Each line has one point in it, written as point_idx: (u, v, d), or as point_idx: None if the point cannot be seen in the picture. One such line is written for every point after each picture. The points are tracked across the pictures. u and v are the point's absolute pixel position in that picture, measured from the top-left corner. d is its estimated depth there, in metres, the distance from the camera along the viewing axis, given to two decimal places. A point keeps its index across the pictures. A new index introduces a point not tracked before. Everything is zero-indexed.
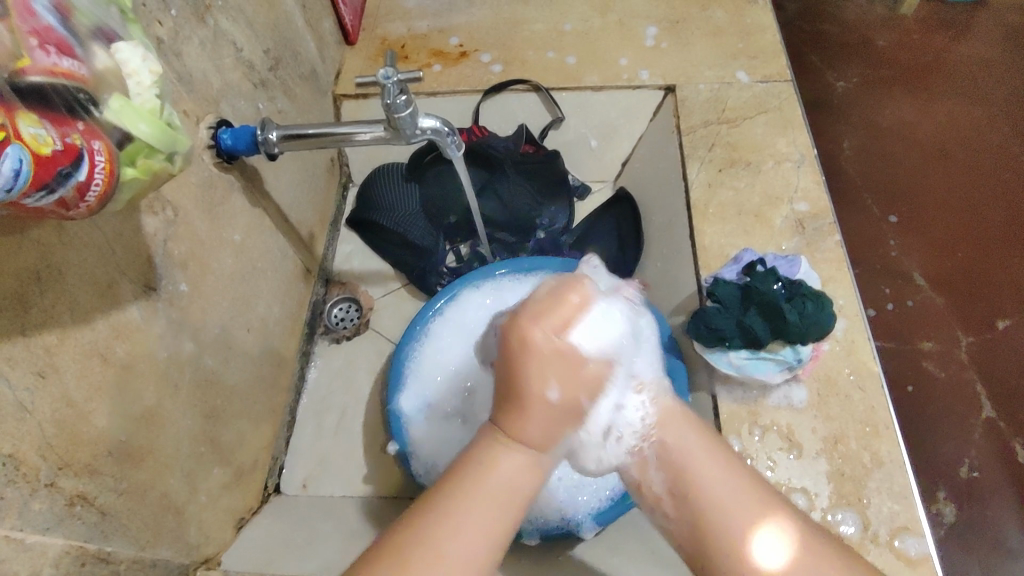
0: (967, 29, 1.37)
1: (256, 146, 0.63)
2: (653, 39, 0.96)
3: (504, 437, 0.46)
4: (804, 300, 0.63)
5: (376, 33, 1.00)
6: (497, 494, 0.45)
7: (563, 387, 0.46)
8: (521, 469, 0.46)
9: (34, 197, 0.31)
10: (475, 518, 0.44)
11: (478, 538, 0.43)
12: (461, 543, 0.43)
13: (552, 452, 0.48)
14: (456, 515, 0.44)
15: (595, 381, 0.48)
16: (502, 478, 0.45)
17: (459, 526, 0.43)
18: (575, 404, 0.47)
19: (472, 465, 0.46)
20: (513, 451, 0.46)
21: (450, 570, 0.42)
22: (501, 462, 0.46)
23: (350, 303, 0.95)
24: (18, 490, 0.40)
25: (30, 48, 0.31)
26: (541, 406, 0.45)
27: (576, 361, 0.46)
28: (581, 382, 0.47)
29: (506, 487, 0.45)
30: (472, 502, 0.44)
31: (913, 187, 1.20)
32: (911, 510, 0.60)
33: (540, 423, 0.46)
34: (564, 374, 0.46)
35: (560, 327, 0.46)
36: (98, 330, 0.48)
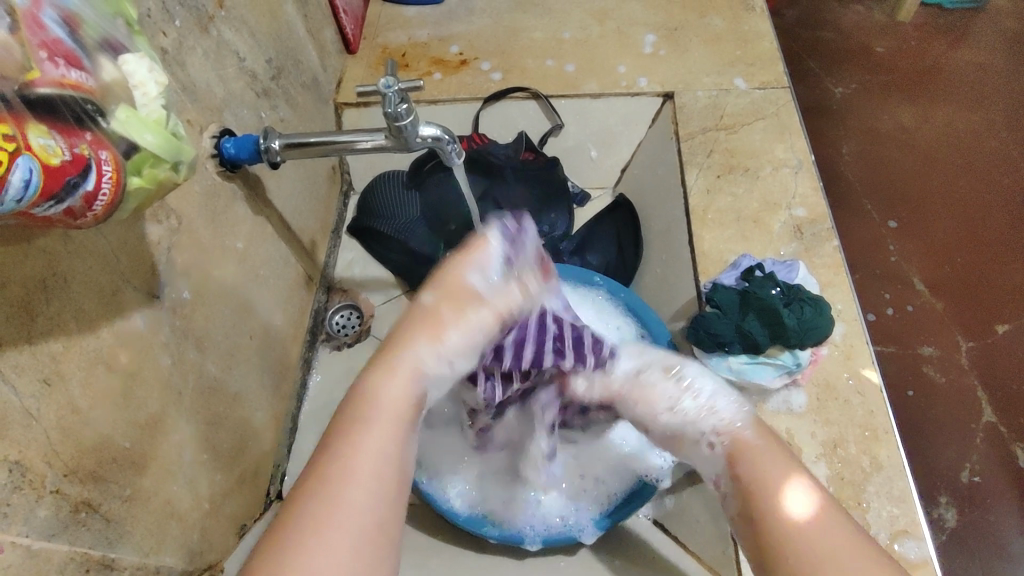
0: (965, 34, 1.38)
1: (259, 155, 0.64)
2: (651, 47, 0.97)
3: (380, 365, 0.52)
4: (802, 305, 0.64)
5: (377, 41, 1.01)
6: (384, 412, 0.49)
7: (441, 303, 0.56)
8: (403, 378, 0.51)
9: (43, 207, 0.32)
10: (371, 435, 0.47)
11: (378, 455, 0.46)
12: (363, 463, 0.45)
13: (426, 366, 0.53)
14: (348, 433, 0.47)
15: (462, 306, 0.56)
16: (385, 394, 0.50)
17: (360, 443, 0.46)
18: (437, 317, 0.55)
19: (357, 400, 0.49)
20: (386, 378, 0.51)
21: (360, 490, 0.44)
22: (381, 388, 0.50)
23: (351, 310, 0.95)
24: (24, 497, 0.41)
25: (40, 61, 0.32)
26: (427, 326, 0.54)
27: (458, 290, 0.57)
28: (449, 302, 0.56)
29: (393, 405, 0.49)
30: (367, 425, 0.48)
31: (912, 192, 1.21)
32: (911, 514, 0.61)
33: (423, 338, 0.54)
34: (439, 295, 0.57)
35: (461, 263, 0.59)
36: (102, 338, 0.48)
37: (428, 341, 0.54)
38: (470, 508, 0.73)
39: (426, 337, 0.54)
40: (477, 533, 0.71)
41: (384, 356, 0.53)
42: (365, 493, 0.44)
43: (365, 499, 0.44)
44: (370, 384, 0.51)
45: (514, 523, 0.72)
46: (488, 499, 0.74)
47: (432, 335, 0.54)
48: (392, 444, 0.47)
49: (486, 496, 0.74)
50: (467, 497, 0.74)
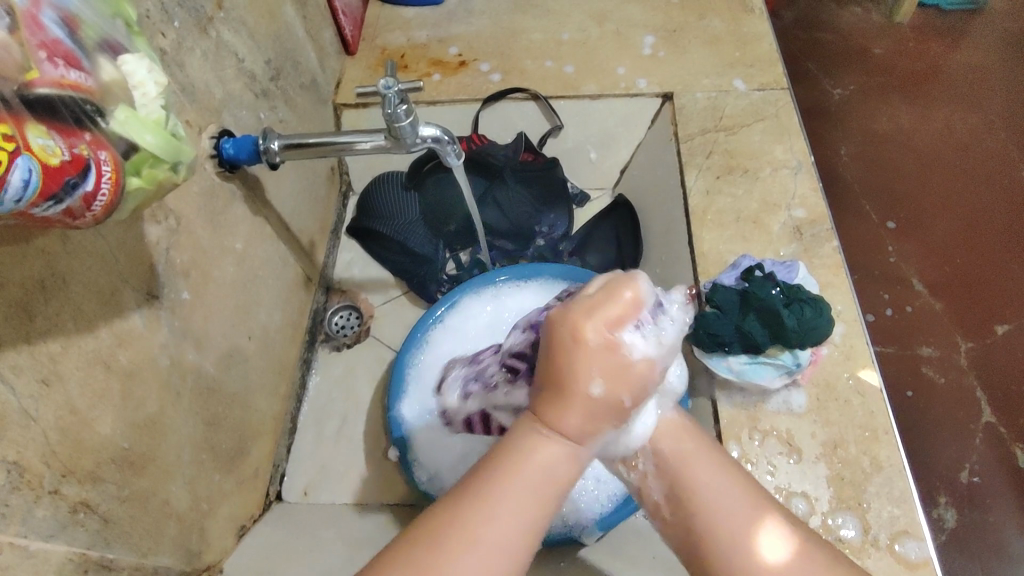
0: (963, 36, 1.39)
1: (258, 156, 0.64)
2: (650, 48, 0.97)
3: (547, 415, 0.41)
4: (802, 305, 0.64)
5: (376, 42, 1.01)
6: (531, 479, 0.40)
7: (607, 379, 0.40)
8: (558, 450, 0.41)
9: (42, 207, 0.31)
10: (513, 500, 0.40)
11: (520, 528, 0.39)
12: (502, 528, 0.39)
13: (595, 445, 0.42)
14: (492, 483, 0.40)
15: (643, 385, 0.41)
16: (539, 463, 0.40)
17: (498, 508, 0.39)
18: (594, 400, 0.40)
19: (508, 450, 0.41)
20: (554, 446, 0.41)
21: (495, 561, 0.38)
22: (539, 451, 0.41)
23: (350, 310, 0.95)
24: (22, 497, 0.41)
25: (39, 61, 0.32)
26: (579, 403, 0.40)
27: (579, 336, 0.40)
28: (632, 386, 0.40)
29: (547, 476, 0.40)
30: (511, 481, 0.40)
31: (911, 193, 1.21)
32: (911, 515, 0.61)
33: (575, 417, 0.40)
34: (605, 362, 0.39)
35: (611, 325, 0.40)
36: (101, 337, 0.48)
37: (604, 401, 0.40)
38: None
39: (600, 397, 0.40)
40: None
41: (555, 395, 0.41)
42: (501, 556, 0.38)
43: (490, 571, 0.38)
44: (536, 441, 0.41)
45: None
46: None
47: (610, 389, 0.40)
48: (530, 522, 0.40)
49: None
50: None
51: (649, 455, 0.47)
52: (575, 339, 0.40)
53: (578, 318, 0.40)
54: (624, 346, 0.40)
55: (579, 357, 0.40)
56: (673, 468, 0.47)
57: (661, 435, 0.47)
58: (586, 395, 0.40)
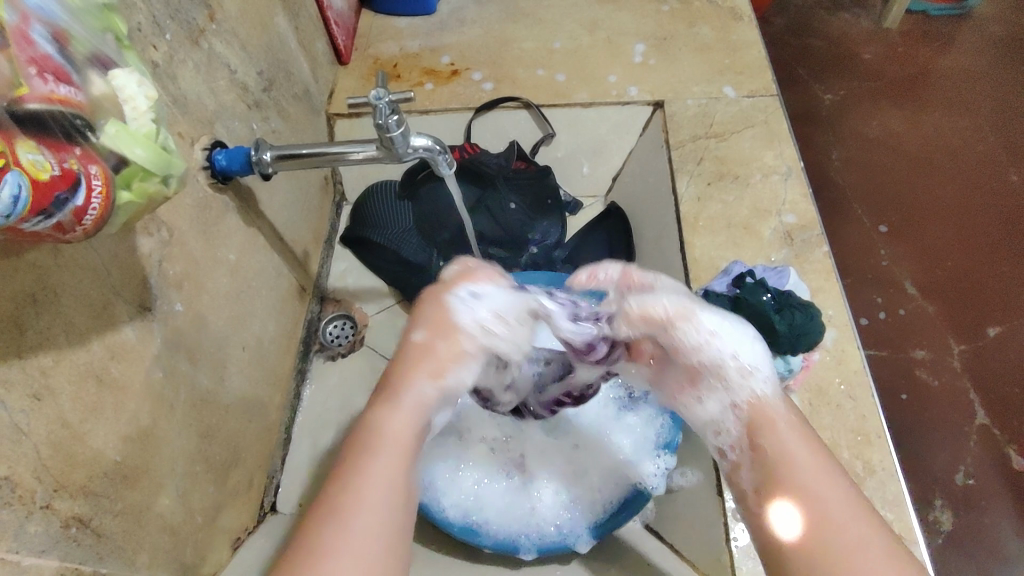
0: (951, 41, 1.40)
1: (250, 166, 0.64)
2: (640, 56, 0.98)
3: (380, 400, 0.52)
4: (793, 311, 0.64)
5: (368, 52, 1.01)
6: (387, 444, 0.49)
7: (424, 332, 0.54)
8: (408, 413, 0.51)
9: (32, 222, 0.31)
10: (376, 467, 0.47)
11: (383, 480, 0.46)
12: (370, 489, 0.46)
13: (418, 404, 0.52)
14: (353, 464, 0.47)
15: (459, 349, 0.54)
16: (390, 426, 0.50)
17: (359, 478, 0.46)
18: (436, 354, 0.53)
19: (360, 435, 0.49)
20: (391, 409, 0.51)
21: (370, 514, 0.45)
22: (382, 422, 0.50)
23: (344, 320, 0.95)
24: (14, 512, 0.40)
25: (29, 77, 0.32)
26: (426, 363, 0.53)
27: (446, 323, 0.55)
28: (449, 343, 0.54)
29: (396, 434, 0.49)
30: (371, 452, 0.48)
31: (902, 196, 1.22)
32: (905, 519, 0.61)
33: (421, 378, 0.52)
34: (420, 346, 0.54)
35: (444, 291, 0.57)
36: (94, 351, 0.48)
37: (432, 381, 0.52)
38: (466, 517, 0.71)
39: (427, 374, 0.53)
40: (473, 542, 0.70)
41: (386, 389, 0.52)
42: (375, 512, 0.45)
43: (376, 515, 0.45)
44: (377, 418, 0.50)
45: (510, 532, 0.71)
46: (484, 508, 0.73)
47: (434, 373, 0.53)
48: (394, 473, 0.47)
49: (483, 505, 0.73)
50: (461, 506, 0.72)
51: (745, 440, 0.53)
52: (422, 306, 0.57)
53: (437, 294, 0.57)
54: (449, 307, 0.55)
55: (420, 313, 0.56)
56: (763, 443, 0.51)
57: (763, 424, 0.52)
58: (413, 374, 0.52)
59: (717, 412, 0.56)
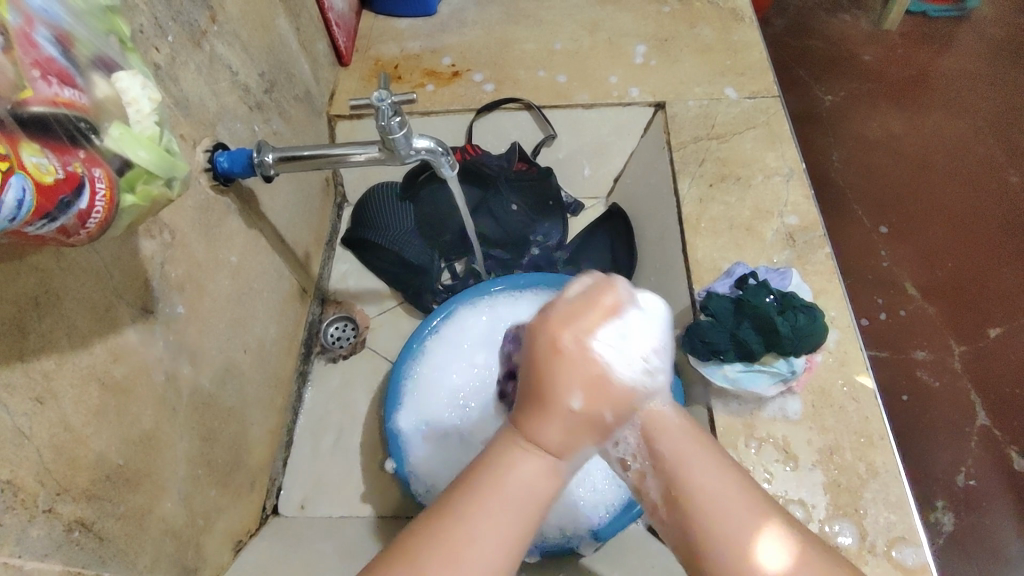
0: (950, 42, 1.41)
1: (253, 169, 0.63)
2: (642, 57, 0.98)
3: (509, 438, 0.42)
4: (796, 312, 0.64)
5: (370, 54, 1.01)
6: (517, 498, 0.39)
7: (585, 397, 0.41)
8: (542, 467, 0.41)
9: (36, 225, 0.31)
10: (496, 522, 0.39)
11: (502, 546, 0.38)
12: (487, 549, 0.38)
13: (573, 459, 0.43)
14: (472, 499, 0.39)
15: (626, 404, 0.42)
16: (519, 476, 0.40)
17: (478, 529, 0.38)
18: (600, 420, 0.41)
19: (484, 465, 0.41)
20: (531, 453, 0.41)
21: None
22: (515, 468, 0.40)
23: (346, 321, 0.95)
24: (16, 517, 0.40)
25: (33, 79, 0.32)
26: (561, 413, 0.41)
27: (569, 331, 0.41)
28: (616, 407, 0.42)
29: (533, 491, 0.40)
30: (494, 497, 0.39)
31: (902, 198, 1.22)
32: (908, 520, 0.61)
33: (557, 429, 0.41)
34: (588, 381, 0.41)
35: (587, 333, 0.41)
36: (96, 354, 0.48)
37: (592, 440, 0.42)
38: None
39: (584, 431, 0.41)
40: None
41: (535, 408, 0.41)
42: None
43: None
44: (514, 456, 0.41)
45: None
46: None
47: (593, 429, 0.42)
48: (514, 534, 0.39)
49: None
50: None
51: (646, 454, 0.43)
52: (592, 307, 0.42)
53: (554, 328, 0.41)
54: (600, 357, 0.41)
55: (579, 330, 0.41)
56: (667, 456, 0.42)
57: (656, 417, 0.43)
58: (551, 424, 0.41)
59: (620, 430, 0.46)
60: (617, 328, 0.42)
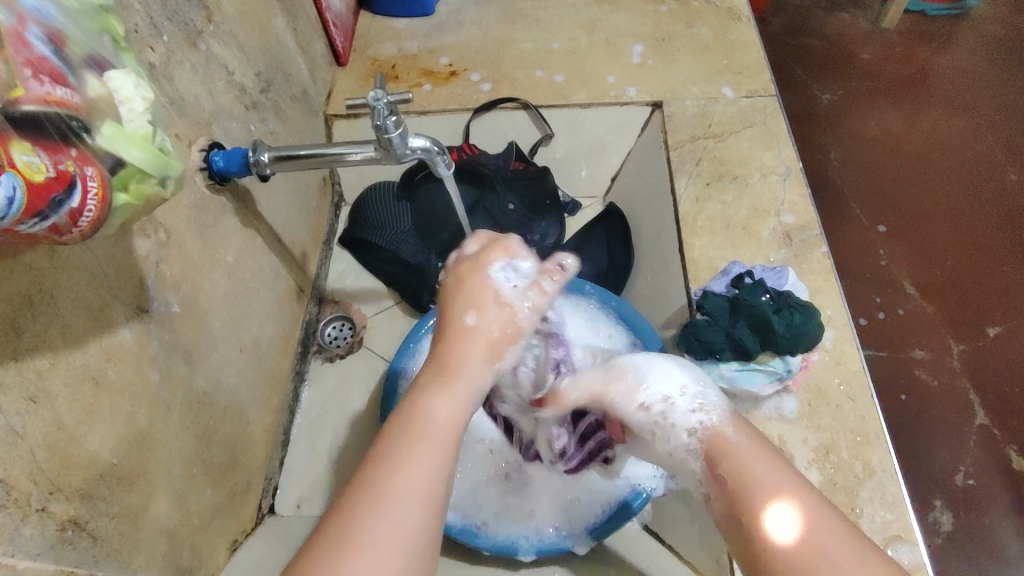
0: (950, 40, 1.41)
1: (248, 168, 0.64)
2: (639, 57, 0.98)
3: (433, 380, 0.50)
4: (792, 312, 0.64)
5: (367, 53, 1.01)
6: (435, 430, 0.46)
7: (479, 315, 0.53)
8: (461, 396, 0.49)
9: (28, 224, 0.31)
10: (422, 450, 0.45)
11: (427, 468, 0.44)
12: (414, 477, 0.43)
13: (478, 394, 0.51)
14: (398, 443, 0.45)
15: (514, 331, 0.54)
16: (440, 408, 0.48)
17: (409, 460, 0.44)
18: (485, 337, 0.52)
19: (406, 416, 0.48)
20: (441, 393, 0.49)
21: (414, 503, 0.42)
22: (433, 403, 0.48)
23: (343, 321, 0.94)
24: (10, 515, 0.40)
25: (25, 78, 0.32)
26: (472, 338, 0.52)
27: (473, 290, 0.54)
28: (501, 326, 0.53)
29: (444, 421, 0.47)
30: (418, 435, 0.46)
31: (900, 196, 1.22)
32: (904, 519, 0.61)
33: (476, 352, 0.51)
34: (484, 307, 0.53)
35: (480, 265, 0.56)
36: (89, 353, 0.48)
37: (487, 363, 0.52)
38: (463, 519, 0.71)
39: (483, 356, 0.52)
40: (472, 545, 0.69)
41: (439, 370, 0.51)
42: (417, 501, 0.42)
43: (417, 506, 0.42)
44: (425, 401, 0.48)
45: (507, 532, 0.71)
46: (481, 509, 0.72)
47: (490, 355, 0.52)
48: (443, 458, 0.45)
49: (481, 506, 0.73)
50: (460, 507, 0.72)
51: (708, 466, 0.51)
52: (460, 279, 0.56)
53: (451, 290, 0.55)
54: (491, 283, 0.55)
55: (463, 289, 0.55)
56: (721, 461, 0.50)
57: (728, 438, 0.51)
58: (467, 356, 0.51)
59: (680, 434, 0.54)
60: (507, 264, 0.56)
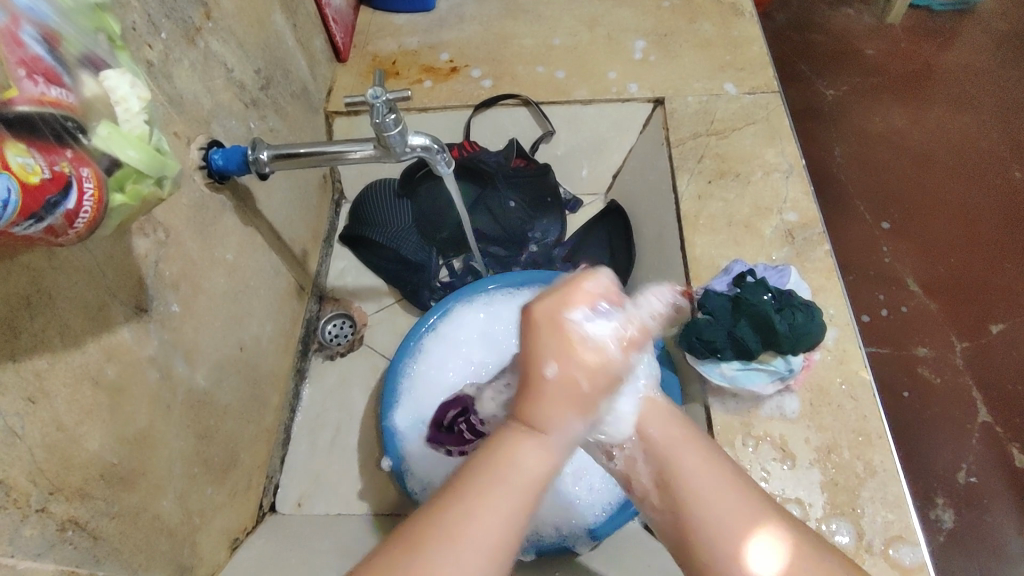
0: (954, 36, 1.40)
1: (247, 166, 0.63)
2: (641, 52, 0.97)
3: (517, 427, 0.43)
4: (794, 311, 0.63)
5: (368, 50, 1.01)
6: (512, 480, 0.40)
7: (558, 362, 0.41)
8: (538, 450, 0.41)
9: (23, 225, 0.31)
10: (495, 502, 0.40)
11: (498, 523, 0.39)
12: (482, 526, 0.39)
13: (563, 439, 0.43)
14: (468, 489, 0.40)
15: (604, 373, 0.42)
16: (526, 460, 0.41)
17: (482, 514, 0.39)
18: (559, 389, 0.41)
19: (486, 455, 0.42)
20: (529, 436, 0.42)
21: (475, 555, 0.38)
22: (519, 454, 0.41)
23: (343, 319, 0.95)
24: (9, 516, 0.40)
25: (18, 78, 0.31)
26: (544, 391, 0.41)
27: (558, 328, 0.42)
28: (591, 374, 0.41)
29: (523, 475, 0.41)
30: (493, 484, 0.40)
31: (904, 194, 1.22)
32: (906, 519, 0.60)
33: (553, 409, 0.41)
34: (562, 356, 0.41)
35: (563, 308, 0.42)
36: (89, 353, 0.48)
37: (580, 418, 0.42)
38: None
39: (576, 410, 0.42)
40: None
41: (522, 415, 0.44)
42: (478, 555, 0.38)
43: (478, 565, 0.38)
44: (511, 445, 0.41)
45: None
46: None
47: (584, 409, 0.42)
48: (516, 513, 0.40)
49: None
50: None
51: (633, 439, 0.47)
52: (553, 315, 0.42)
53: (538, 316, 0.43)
54: (579, 329, 0.42)
55: (559, 328, 0.42)
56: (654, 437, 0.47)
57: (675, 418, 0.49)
58: (558, 411, 0.41)
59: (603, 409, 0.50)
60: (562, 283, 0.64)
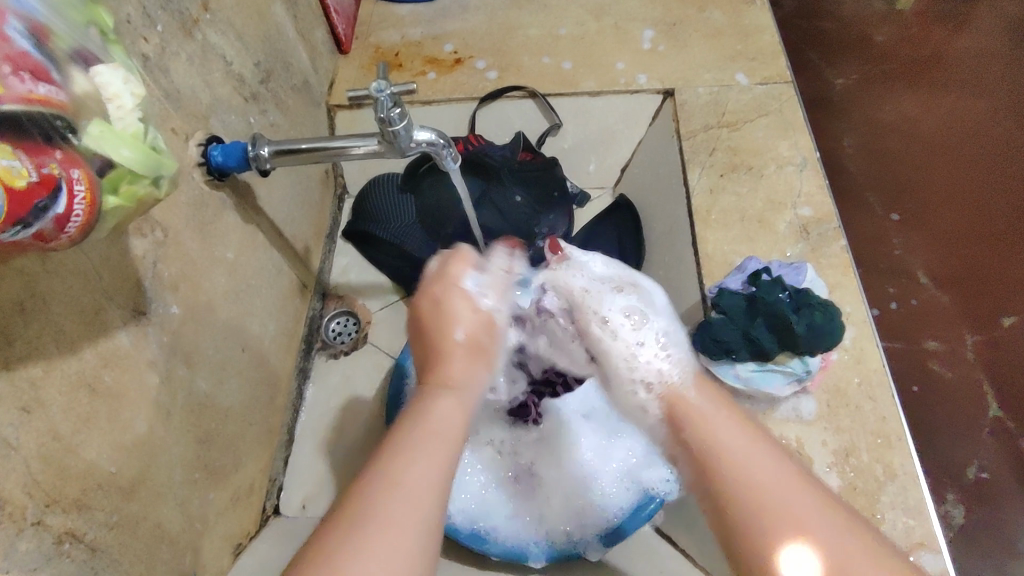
0: (965, 21, 1.36)
1: (248, 162, 0.62)
2: (650, 42, 0.95)
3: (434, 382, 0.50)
4: (812, 311, 0.61)
5: (370, 41, 0.98)
6: (442, 429, 0.45)
7: (466, 329, 0.52)
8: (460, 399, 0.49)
9: (9, 232, 0.29)
10: (434, 449, 0.44)
11: (440, 464, 0.43)
12: (429, 469, 0.42)
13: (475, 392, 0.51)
14: (408, 441, 0.44)
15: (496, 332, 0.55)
16: (445, 410, 0.47)
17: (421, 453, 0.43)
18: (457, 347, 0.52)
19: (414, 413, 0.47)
20: (446, 394, 0.48)
21: (425, 494, 0.41)
22: (437, 404, 0.47)
23: (347, 316, 0.93)
24: (3, 530, 0.39)
25: (2, 76, 0.29)
26: (456, 352, 0.51)
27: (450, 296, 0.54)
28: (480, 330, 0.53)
29: (450, 422, 0.47)
30: (428, 428, 0.45)
31: (915, 183, 1.19)
32: (927, 525, 0.59)
33: (459, 364, 0.51)
34: (467, 319, 0.53)
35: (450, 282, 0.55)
36: (85, 359, 0.46)
37: (484, 368, 0.52)
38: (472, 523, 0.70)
39: (479, 364, 0.52)
40: (481, 550, 0.68)
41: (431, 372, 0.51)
42: (423, 493, 0.41)
43: (428, 504, 0.40)
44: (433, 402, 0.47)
45: (519, 540, 0.69)
46: (491, 515, 0.71)
47: (481, 359, 0.52)
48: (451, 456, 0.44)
49: (490, 511, 0.71)
50: (469, 511, 0.71)
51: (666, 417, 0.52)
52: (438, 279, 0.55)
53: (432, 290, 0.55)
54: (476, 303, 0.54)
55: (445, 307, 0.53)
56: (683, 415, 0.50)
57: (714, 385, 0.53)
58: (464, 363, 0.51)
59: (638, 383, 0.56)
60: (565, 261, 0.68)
